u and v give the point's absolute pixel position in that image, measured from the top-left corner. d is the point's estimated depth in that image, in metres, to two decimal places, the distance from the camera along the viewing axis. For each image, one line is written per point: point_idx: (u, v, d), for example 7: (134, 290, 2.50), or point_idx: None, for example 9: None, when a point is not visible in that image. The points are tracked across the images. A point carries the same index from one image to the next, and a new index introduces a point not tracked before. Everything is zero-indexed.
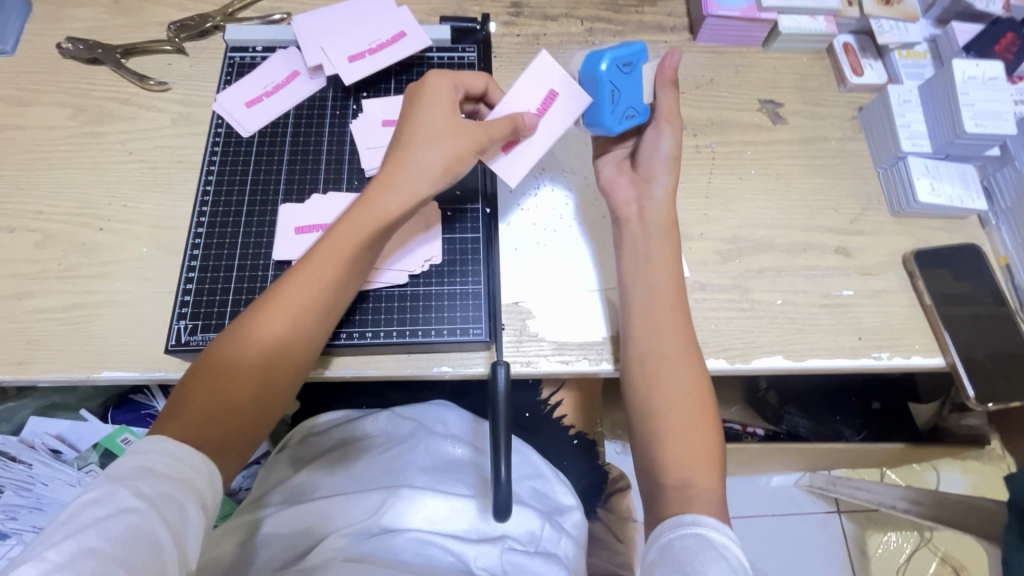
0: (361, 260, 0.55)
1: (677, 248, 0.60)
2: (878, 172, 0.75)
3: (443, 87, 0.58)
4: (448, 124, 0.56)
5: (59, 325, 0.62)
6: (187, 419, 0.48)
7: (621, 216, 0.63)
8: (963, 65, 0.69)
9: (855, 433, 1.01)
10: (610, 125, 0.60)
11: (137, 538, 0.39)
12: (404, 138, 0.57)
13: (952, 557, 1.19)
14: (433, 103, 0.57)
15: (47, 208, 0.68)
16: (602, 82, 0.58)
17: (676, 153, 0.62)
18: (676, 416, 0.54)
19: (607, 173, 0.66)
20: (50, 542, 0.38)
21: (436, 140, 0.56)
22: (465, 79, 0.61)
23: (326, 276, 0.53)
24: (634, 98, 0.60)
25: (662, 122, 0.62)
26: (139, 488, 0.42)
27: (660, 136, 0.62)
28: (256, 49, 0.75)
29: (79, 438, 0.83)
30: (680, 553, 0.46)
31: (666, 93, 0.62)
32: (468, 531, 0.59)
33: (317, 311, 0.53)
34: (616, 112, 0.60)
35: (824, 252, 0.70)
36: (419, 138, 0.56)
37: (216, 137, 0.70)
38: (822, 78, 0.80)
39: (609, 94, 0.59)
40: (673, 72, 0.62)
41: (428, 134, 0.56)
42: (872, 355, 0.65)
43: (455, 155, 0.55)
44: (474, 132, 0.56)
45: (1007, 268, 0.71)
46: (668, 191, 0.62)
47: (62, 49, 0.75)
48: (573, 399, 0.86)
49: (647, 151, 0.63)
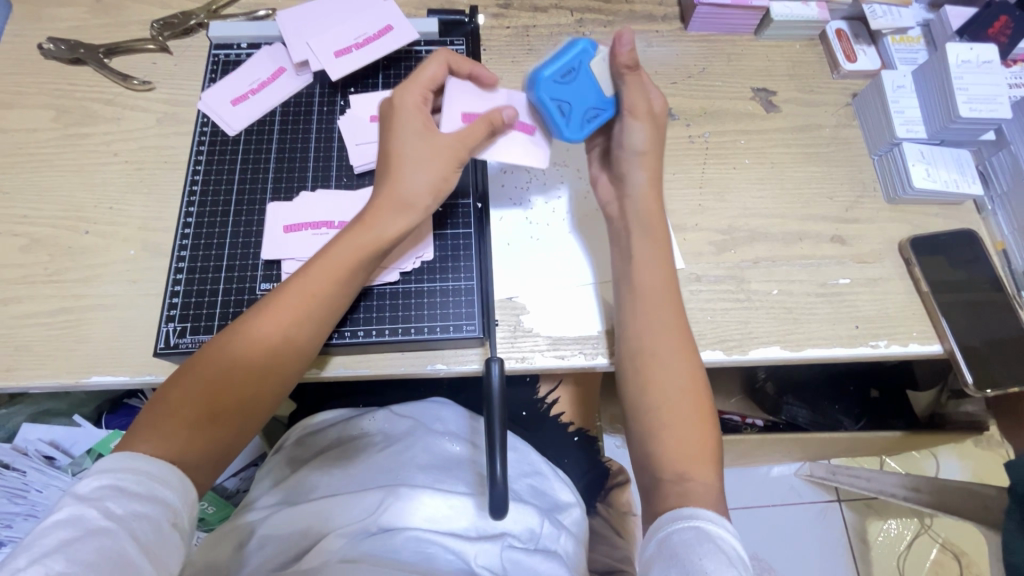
0: (357, 276, 0.55)
1: (664, 242, 0.59)
2: (873, 160, 0.74)
3: (411, 101, 0.58)
4: (428, 138, 0.56)
5: (46, 330, 0.62)
6: (164, 431, 0.47)
7: (608, 214, 0.64)
8: (958, 49, 0.68)
9: (854, 423, 1.01)
10: (572, 136, 0.60)
11: (109, 561, 0.39)
12: (392, 160, 0.56)
13: (951, 543, 1.20)
14: (408, 116, 0.57)
15: (32, 211, 0.67)
16: (545, 101, 0.59)
17: (649, 144, 0.61)
18: (670, 411, 0.53)
19: (593, 171, 0.67)
20: (15, 567, 0.38)
21: (423, 163, 0.56)
22: (433, 75, 0.60)
23: (320, 293, 0.53)
24: (586, 99, 0.60)
25: (628, 114, 0.60)
26: (108, 509, 0.41)
27: (629, 130, 0.60)
28: (240, 46, 0.74)
29: (73, 444, 0.83)
30: (678, 546, 0.45)
31: (631, 80, 0.59)
32: (469, 529, 0.58)
33: (311, 322, 0.53)
34: (571, 123, 0.60)
35: (819, 241, 0.70)
36: (405, 160, 0.56)
37: (202, 137, 0.69)
38: (814, 65, 0.79)
39: (557, 109, 0.60)
40: (628, 55, 0.58)
41: (411, 152, 0.56)
42: (870, 343, 0.65)
43: (440, 174, 0.56)
44: (452, 144, 0.56)
45: (1003, 253, 0.70)
46: (645, 185, 0.61)
47: (44, 50, 0.74)
48: (570, 395, 0.85)
49: (620, 148, 0.62)
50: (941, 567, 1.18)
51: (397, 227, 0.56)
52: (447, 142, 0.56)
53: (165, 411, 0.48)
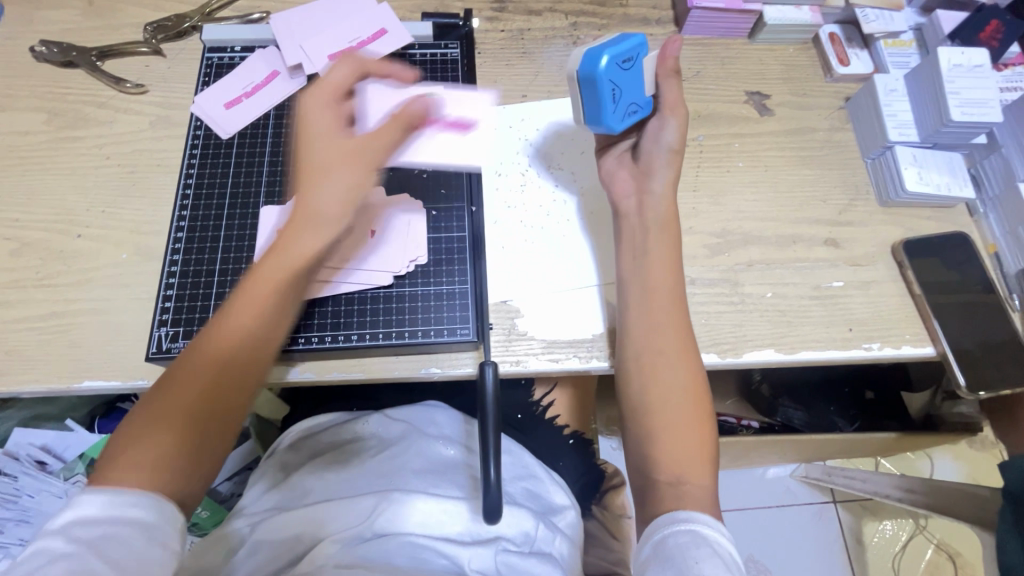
0: (298, 287, 0.51)
1: (677, 242, 0.60)
2: (866, 163, 0.74)
3: (321, 113, 0.53)
4: (342, 147, 0.51)
5: (37, 335, 0.61)
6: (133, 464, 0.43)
7: (621, 210, 0.62)
8: (949, 53, 0.69)
9: (849, 424, 1.01)
10: (614, 124, 0.60)
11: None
12: (308, 169, 0.51)
13: (946, 543, 1.21)
14: (320, 128, 0.52)
15: (24, 215, 0.66)
16: (603, 83, 0.57)
17: (678, 145, 0.61)
18: (668, 414, 0.53)
19: (607, 164, 0.65)
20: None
21: (340, 166, 0.51)
22: (336, 80, 0.55)
23: (251, 310, 0.49)
24: (634, 93, 0.59)
25: (665, 112, 0.61)
26: (74, 534, 0.39)
27: (664, 126, 0.61)
28: (234, 49, 0.74)
29: (65, 448, 0.82)
30: (674, 550, 0.45)
31: (668, 82, 0.61)
32: (463, 534, 0.58)
33: (257, 333, 0.49)
34: (616, 112, 0.59)
35: (813, 244, 0.70)
36: (316, 173, 0.50)
37: (195, 140, 0.69)
38: (808, 69, 0.79)
39: (611, 93, 0.58)
40: (673, 61, 0.61)
41: (322, 164, 0.50)
42: (863, 345, 0.65)
43: (356, 181, 0.50)
44: (366, 149, 0.51)
45: (996, 256, 0.70)
46: (670, 185, 0.61)
47: (36, 53, 0.73)
48: (566, 398, 0.86)
49: (650, 142, 0.62)
50: (935, 568, 1.18)
51: (323, 242, 0.50)
52: (360, 148, 0.51)
53: (123, 461, 0.43)
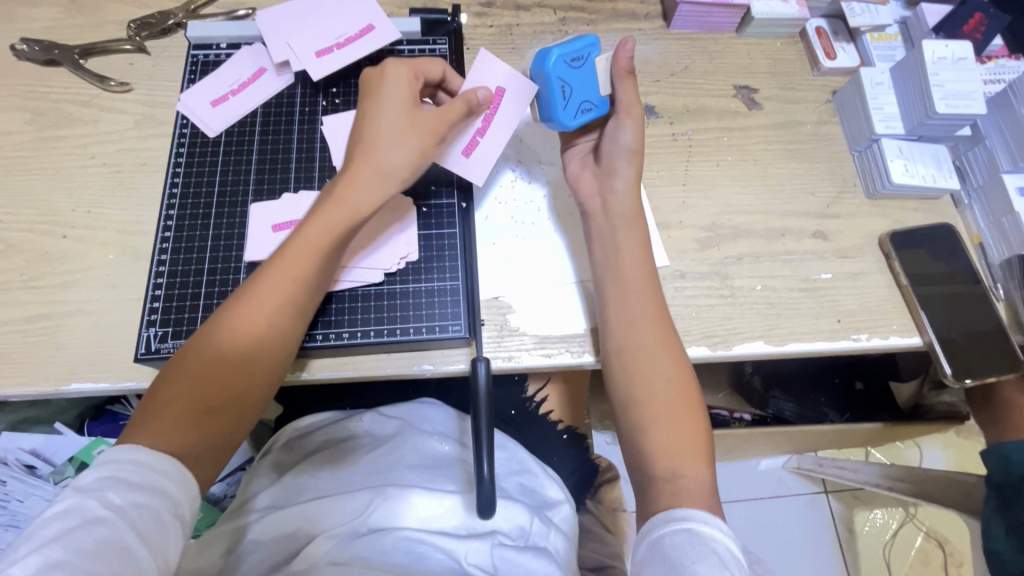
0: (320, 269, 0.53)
1: (646, 236, 0.60)
2: (853, 156, 0.75)
3: (402, 76, 0.57)
4: (409, 120, 0.55)
5: (22, 337, 0.60)
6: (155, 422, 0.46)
7: (587, 210, 0.63)
8: (932, 46, 0.69)
9: (839, 414, 1.03)
10: (565, 121, 0.61)
11: (110, 551, 0.38)
12: (363, 129, 0.55)
13: (936, 531, 1.22)
14: (388, 92, 0.56)
15: (7, 216, 0.66)
16: (551, 78, 0.60)
17: (638, 145, 0.61)
18: (657, 405, 0.53)
19: (571, 167, 0.66)
20: (16, 556, 0.37)
21: (400, 135, 0.54)
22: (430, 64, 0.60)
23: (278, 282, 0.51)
24: (587, 90, 0.61)
25: (620, 114, 0.61)
26: (109, 499, 0.40)
27: (621, 129, 0.61)
28: (219, 46, 0.73)
29: (55, 453, 0.82)
30: (671, 550, 0.46)
31: (625, 84, 0.61)
32: (458, 528, 0.58)
33: (272, 331, 0.51)
34: (569, 108, 0.61)
35: (801, 236, 0.70)
36: (380, 138, 0.54)
37: (182, 138, 0.69)
38: (795, 63, 0.79)
39: (560, 90, 0.61)
40: (628, 62, 0.60)
41: (390, 131, 0.54)
42: (852, 336, 0.66)
43: (417, 156, 0.54)
44: (431, 126, 0.55)
45: (980, 246, 0.71)
46: (631, 182, 0.61)
47: (17, 51, 0.72)
48: (558, 393, 0.86)
49: (609, 144, 0.62)
50: (925, 555, 1.20)
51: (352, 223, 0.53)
52: (427, 123, 0.55)
53: (161, 405, 0.47)
